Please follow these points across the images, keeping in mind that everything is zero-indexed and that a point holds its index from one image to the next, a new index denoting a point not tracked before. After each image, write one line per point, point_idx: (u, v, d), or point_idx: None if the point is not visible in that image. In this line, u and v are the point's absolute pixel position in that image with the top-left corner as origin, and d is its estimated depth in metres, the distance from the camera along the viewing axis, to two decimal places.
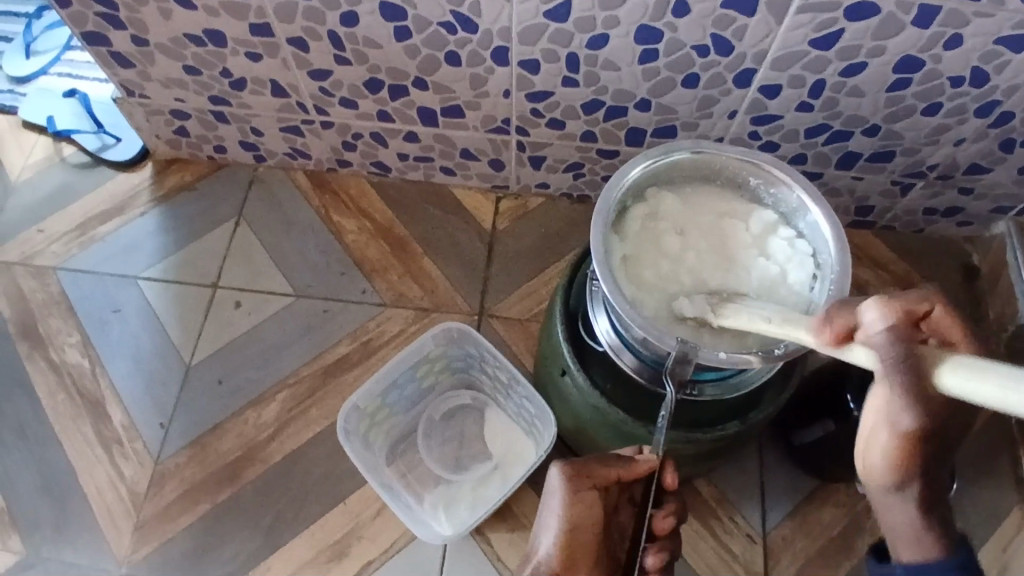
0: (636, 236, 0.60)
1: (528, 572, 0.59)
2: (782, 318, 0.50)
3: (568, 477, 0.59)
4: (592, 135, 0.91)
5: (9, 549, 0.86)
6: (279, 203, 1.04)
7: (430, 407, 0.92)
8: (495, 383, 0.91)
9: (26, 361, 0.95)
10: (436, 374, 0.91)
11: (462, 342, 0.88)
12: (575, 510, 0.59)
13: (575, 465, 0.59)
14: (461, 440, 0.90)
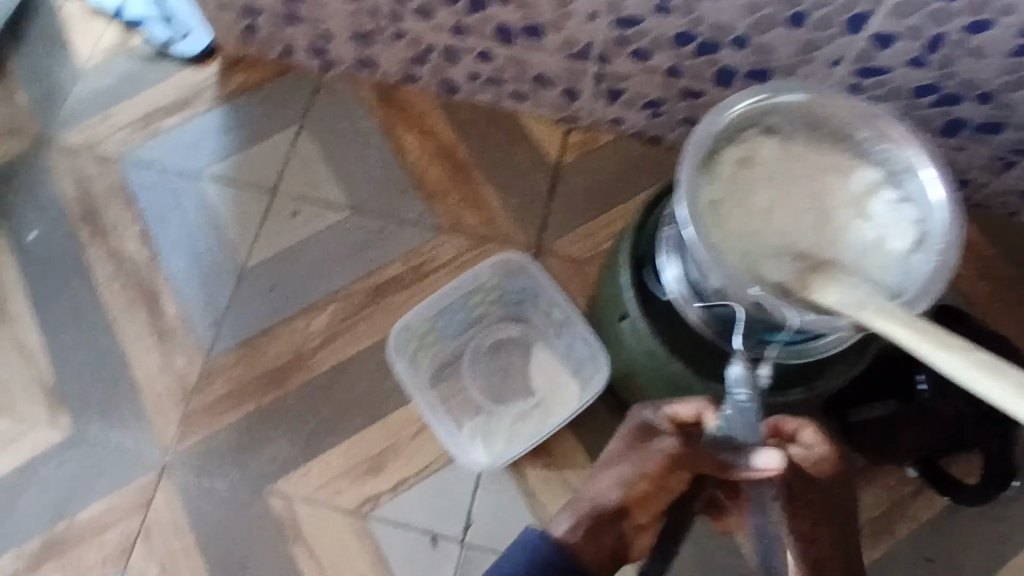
0: (727, 180, 0.56)
1: (596, 489, 0.60)
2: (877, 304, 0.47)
3: (680, 449, 0.56)
4: (678, 71, 0.85)
5: (62, 424, 0.89)
6: (343, 113, 1.01)
7: (478, 336, 0.91)
8: (547, 321, 0.91)
9: (87, 246, 0.96)
10: (489, 304, 0.91)
11: (520, 275, 0.89)
12: (669, 473, 0.58)
13: (689, 447, 0.56)
14: (506, 373, 0.90)
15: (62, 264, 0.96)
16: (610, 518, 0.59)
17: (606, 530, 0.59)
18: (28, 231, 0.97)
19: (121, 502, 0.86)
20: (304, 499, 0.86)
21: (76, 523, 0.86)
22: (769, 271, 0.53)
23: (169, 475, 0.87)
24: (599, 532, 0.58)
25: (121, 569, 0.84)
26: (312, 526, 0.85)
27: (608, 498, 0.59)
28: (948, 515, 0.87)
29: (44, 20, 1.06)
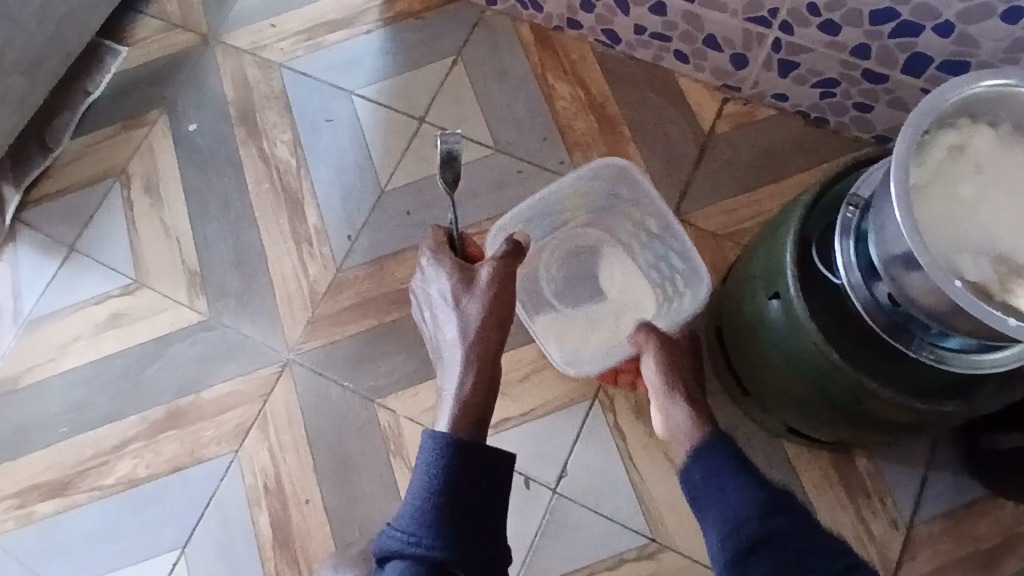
0: (935, 166, 0.55)
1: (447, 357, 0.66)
2: None
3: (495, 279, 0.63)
4: (865, 51, 0.80)
5: (197, 308, 0.95)
6: (499, 51, 1.01)
7: (563, 237, 0.88)
8: (637, 230, 0.86)
9: (241, 145, 1.01)
10: (574, 211, 0.86)
11: (618, 182, 0.83)
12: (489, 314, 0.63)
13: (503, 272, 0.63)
14: (579, 277, 0.88)
15: (216, 158, 1.00)
16: (487, 353, 0.63)
17: (486, 374, 0.63)
18: (189, 122, 1.02)
19: (243, 388, 0.91)
20: (410, 419, 0.89)
21: (198, 400, 0.92)
22: (969, 267, 0.52)
23: (290, 372, 0.92)
24: (485, 380, 0.63)
25: (234, 450, 0.90)
26: (414, 445, 0.89)
27: (465, 336, 0.63)
28: None
29: None
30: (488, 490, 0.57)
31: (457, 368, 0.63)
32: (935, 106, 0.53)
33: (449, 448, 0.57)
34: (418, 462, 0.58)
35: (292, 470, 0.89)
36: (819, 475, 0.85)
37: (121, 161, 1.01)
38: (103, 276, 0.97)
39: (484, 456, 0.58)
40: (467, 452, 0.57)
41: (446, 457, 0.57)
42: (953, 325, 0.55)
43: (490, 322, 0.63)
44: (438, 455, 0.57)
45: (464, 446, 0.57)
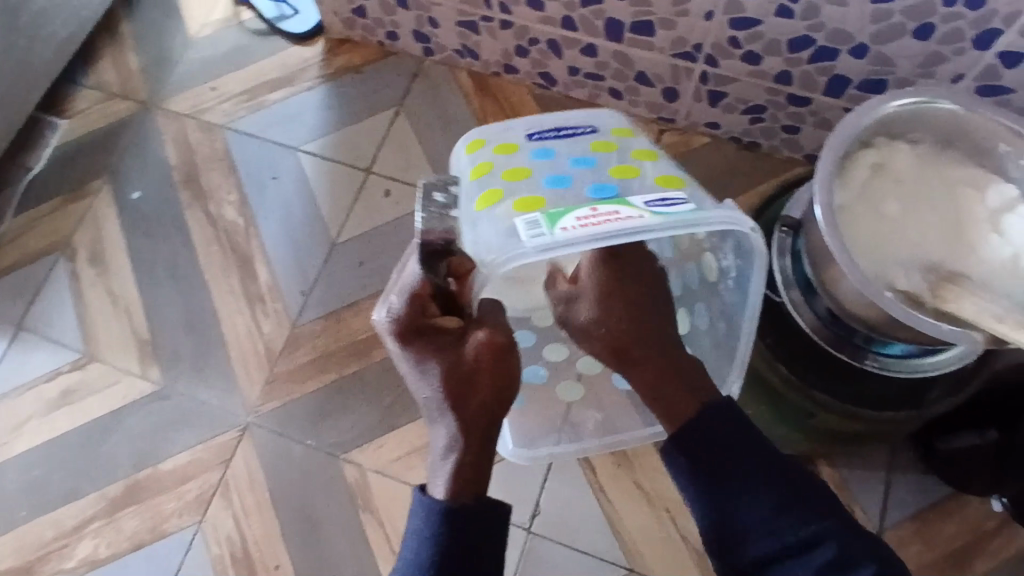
0: (860, 185, 0.59)
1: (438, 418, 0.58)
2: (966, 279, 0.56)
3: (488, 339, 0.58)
4: (788, 77, 0.84)
5: (150, 377, 0.93)
6: (440, 99, 1.03)
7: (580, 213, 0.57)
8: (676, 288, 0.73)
9: (187, 209, 1.00)
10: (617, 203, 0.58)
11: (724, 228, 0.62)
12: (489, 376, 0.58)
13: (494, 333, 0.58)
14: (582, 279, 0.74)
15: (163, 222, 0.99)
16: (479, 418, 0.58)
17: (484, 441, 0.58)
18: (133, 189, 1.01)
19: (203, 455, 0.89)
20: (378, 471, 0.88)
21: (158, 471, 0.89)
22: (901, 279, 0.56)
23: (250, 434, 0.90)
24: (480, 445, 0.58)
25: (197, 520, 0.87)
26: (383, 497, 0.87)
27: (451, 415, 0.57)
28: None
29: None
30: (483, 558, 0.55)
31: (446, 445, 0.57)
32: (855, 128, 0.57)
33: (437, 516, 0.55)
34: (409, 524, 0.56)
35: (259, 536, 0.86)
36: None
37: (65, 233, 0.99)
38: (51, 351, 0.94)
39: (474, 521, 0.55)
40: (455, 523, 0.54)
41: (436, 525, 0.54)
42: (889, 335, 0.58)
43: (489, 392, 0.58)
44: (425, 526, 0.55)
45: (450, 517, 0.54)
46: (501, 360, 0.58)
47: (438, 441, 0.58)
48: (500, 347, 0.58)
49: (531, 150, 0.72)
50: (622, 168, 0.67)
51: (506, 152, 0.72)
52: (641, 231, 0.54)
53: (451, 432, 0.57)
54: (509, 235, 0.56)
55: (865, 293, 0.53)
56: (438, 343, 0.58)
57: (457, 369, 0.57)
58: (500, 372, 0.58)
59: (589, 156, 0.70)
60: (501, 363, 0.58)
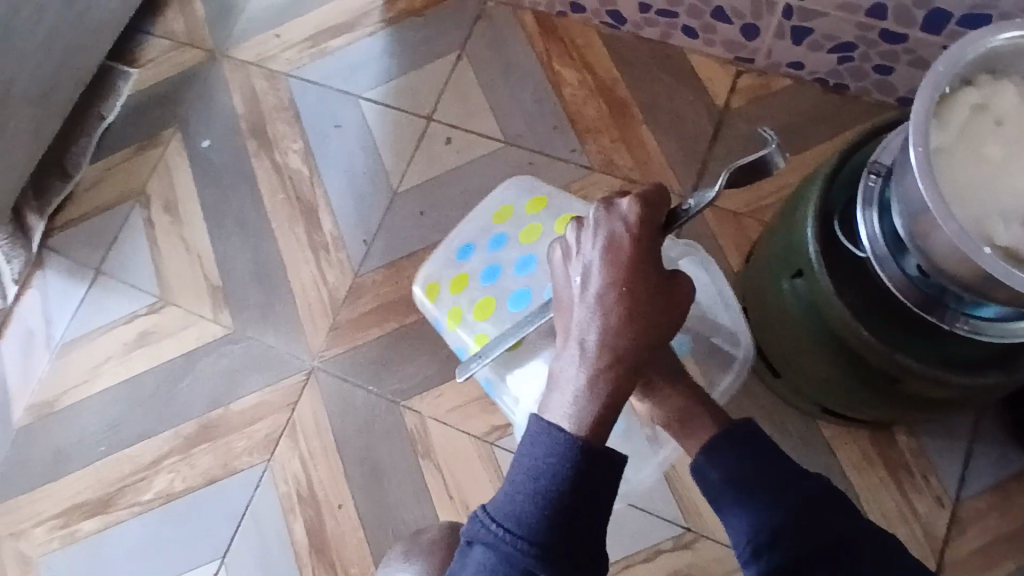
0: (959, 127, 0.53)
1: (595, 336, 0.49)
2: None
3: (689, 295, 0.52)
4: (881, 11, 0.76)
5: (220, 322, 0.96)
6: (503, 43, 0.99)
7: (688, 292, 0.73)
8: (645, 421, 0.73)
9: (254, 157, 1.01)
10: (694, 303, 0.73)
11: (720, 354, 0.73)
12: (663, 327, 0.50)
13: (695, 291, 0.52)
14: None
15: (230, 171, 1.01)
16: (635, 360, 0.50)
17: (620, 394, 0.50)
18: (202, 138, 1.03)
19: (271, 398, 0.92)
20: (436, 419, 0.89)
21: (229, 412, 0.93)
22: (1000, 231, 0.50)
23: (315, 379, 0.92)
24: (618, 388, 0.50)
25: (266, 459, 0.91)
26: (441, 445, 0.88)
27: (619, 320, 0.49)
28: None
29: None
30: (599, 507, 0.49)
31: (597, 354, 0.49)
32: (957, 61, 0.51)
33: (564, 448, 0.48)
34: (520, 450, 0.50)
35: (323, 476, 0.89)
36: (858, 455, 0.81)
37: (140, 182, 1.02)
38: (130, 296, 0.98)
39: (604, 466, 0.49)
40: (583, 465, 0.48)
41: (559, 455, 0.48)
42: (982, 295, 0.52)
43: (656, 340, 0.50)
44: (548, 455, 0.49)
45: (578, 452, 0.48)
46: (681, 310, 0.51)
47: (582, 342, 0.50)
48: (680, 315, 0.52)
49: (492, 234, 0.80)
50: (529, 230, 0.78)
51: (507, 216, 0.81)
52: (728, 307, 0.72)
53: (612, 346, 0.49)
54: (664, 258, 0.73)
55: (960, 248, 0.49)
56: (647, 246, 0.51)
57: (655, 284, 0.50)
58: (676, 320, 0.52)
59: (499, 234, 0.80)
60: (679, 316, 0.51)
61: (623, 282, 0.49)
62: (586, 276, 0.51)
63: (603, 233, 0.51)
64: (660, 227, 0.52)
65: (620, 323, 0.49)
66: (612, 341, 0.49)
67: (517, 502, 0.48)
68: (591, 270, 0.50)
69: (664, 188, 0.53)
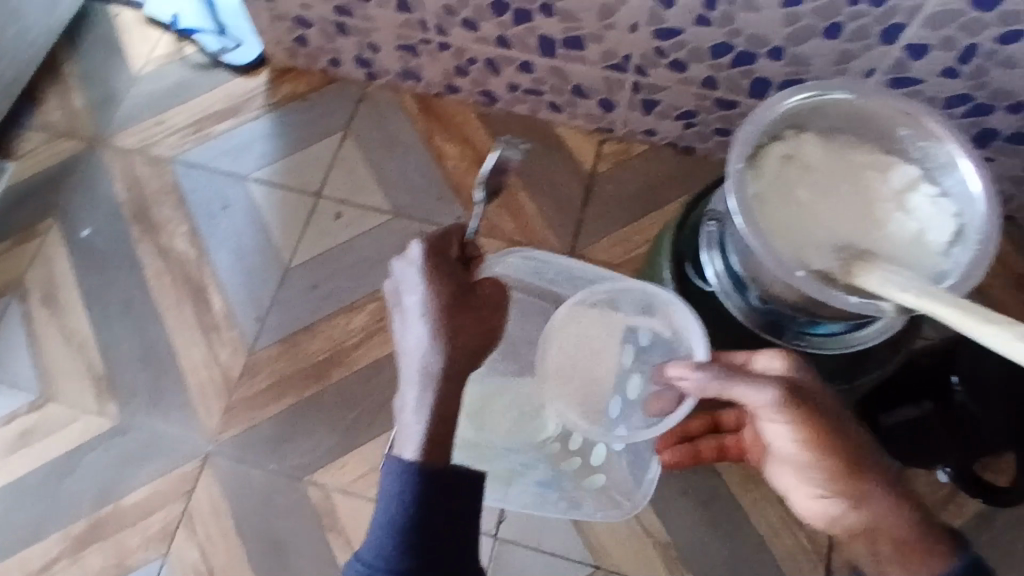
0: (772, 174, 0.63)
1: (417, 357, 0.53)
2: (927, 294, 0.51)
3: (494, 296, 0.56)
4: (713, 83, 0.88)
5: (106, 414, 0.92)
6: (386, 122, 1.05)
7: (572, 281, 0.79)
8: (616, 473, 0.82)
9: (137, 243, 1.00)
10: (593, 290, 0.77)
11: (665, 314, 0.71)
12: (477, 330, 0.55)
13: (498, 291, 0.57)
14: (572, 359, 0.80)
15: (113, 258, 0.99)
16: (459, 368, 0.53)
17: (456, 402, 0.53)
18: (82, 226, 1.01)
19: (164, 488, 0.88)
20: (342, 490, 0.88)
21: (120, 507, 0.88)
22: (814, 258, 0.59)
23: (211, 464, 0.89)
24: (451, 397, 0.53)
25: (162, 553, 0.86)
26: (349, 516, 0.88)
27: (433, 338, 0.53)
28: (985, 520, 0.86)
29: (100, 29, 1.11)
30: (458, 529, 0.53)
31: (422, 374, 0.53)
32: (762, 121, 0.61)
33: (409, 480, 0.51)
34: (379, 487, 0.53)
35: (226, 563, 0.86)
36: (743, 476, 0.88)
37: (16, 273, 0.98)
38: (5, 395, 0.92)
39: (466, 486, 0.53)
40: (434, 494, 0.51)
41: (409, 489, 0.51)
42: (814, 313, 0.61)
43: (472, 344, 0.54)
44: (402, 490, 0.51)
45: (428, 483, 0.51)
46: (492, 317, 0.56)
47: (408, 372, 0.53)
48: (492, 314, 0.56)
49: None
50: None
51: None
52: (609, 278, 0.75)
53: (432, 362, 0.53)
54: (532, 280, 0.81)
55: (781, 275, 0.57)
56: (444, 273, 0.55)
57: (458, 300, 0.54)
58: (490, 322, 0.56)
59: None
60: (493, 324, 0.56)
61: (428, 305, 0.53)
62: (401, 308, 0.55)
63: (402, 272, 0.55)
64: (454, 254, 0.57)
65: (433, 339, 0.53)
66: (431, 360, 0.53)
67: (380, 535, 0.52)
68: (403, 301, 0.55)
69: (449, 227, 0.59)
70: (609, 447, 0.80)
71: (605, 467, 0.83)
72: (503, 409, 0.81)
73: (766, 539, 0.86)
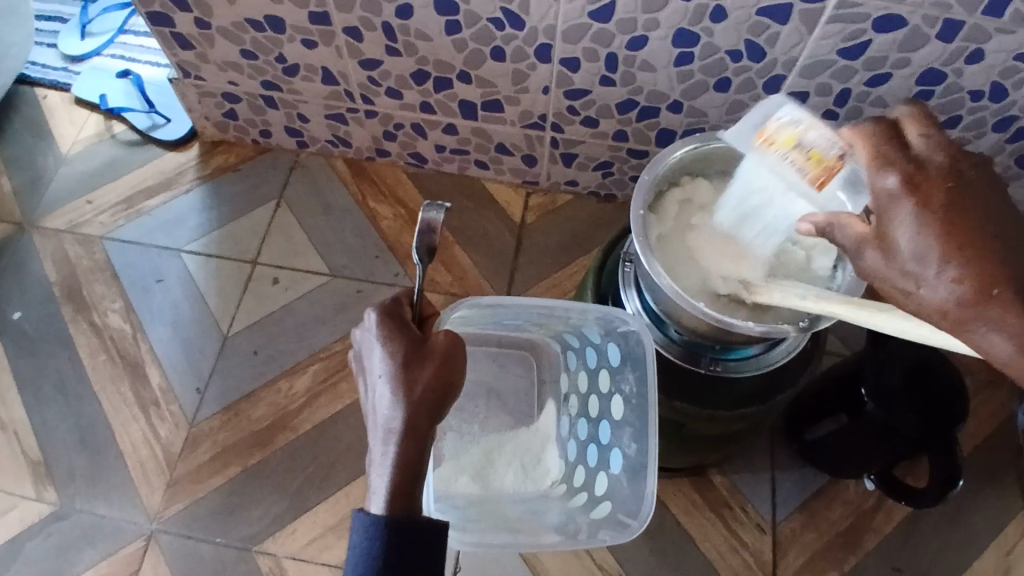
0: (673, 218, 0.69)
1: (381, 414, 0.54)
2: (816, 294, 0.57)
3: (450, 344, 0.57)
4: (623, 135, 0.95)
5: (45, 500, 0.89)
6: (319, 187, 1.08)
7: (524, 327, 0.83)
8: (627, 490, 0.74)
9: (70, 322, 0.99)
10: (552, 328, 0.81)
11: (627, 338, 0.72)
12: (434, 379, 0.55)
13: (455, 338, 0.57)
14: (564, 394, 0.86)
15: (46, 340, 0.98)
16: (421, 420, 0.53)
17: (422, 453, 0.53)
18: (13, 310, 0.99)
19: (106, 574, 0.86)
20: (294, 556, 0.88)
21: None
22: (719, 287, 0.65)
23: (155, 542, 0.87)
24: (417, 448, 0.53)
25: None
26: None
27: (390, 393, 0.54)
28: (913, 523, 0.91)
29: (26, 112, 1.11)
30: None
31: (385, 431, 0.53)
32: (653, 173, 0.67)
33: (377, 529, 0.50)
34: (350, 544, 0.51)
35: None
36: (686, 502, 0.92)
37: None
38: None
39: (428, 535, 0.51)
40: (405, 541, 0.50)
41: (377, 539, 0.49)
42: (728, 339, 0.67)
43: (432, 393, 0.54)
44: (371, 540, 0.50)
45: (396, 529, 0.50)
46: (451, 360, 0.56)
47: (375, 431, 0.54)
48: (451, 362, 0.56)
49: None
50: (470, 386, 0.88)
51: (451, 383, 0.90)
52: (552, 319, 0.77)
53: (392, 416, 0.53)
54: (499, 335, 0.86)
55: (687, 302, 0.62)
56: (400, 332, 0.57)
57: (411, 351, 0.55)
58: (449, 369, 0.56)
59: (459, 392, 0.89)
60: (451, 364, 0.56)
61: (383, 364, 0.55)
62: (366, 372, 0.57)
63: (364, 339, 0.57)
64: (409, 317, 0.59)
65: (390, 395, 0.53)
66: (391, 415, 0.53)
67: None
68: (366, 365, 0.57)
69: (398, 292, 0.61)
70: (612, 468, 0.77)
71: (613, 492, 0.76)
72: (503, 465, 0.83)
73: (713, 561, 0.89)
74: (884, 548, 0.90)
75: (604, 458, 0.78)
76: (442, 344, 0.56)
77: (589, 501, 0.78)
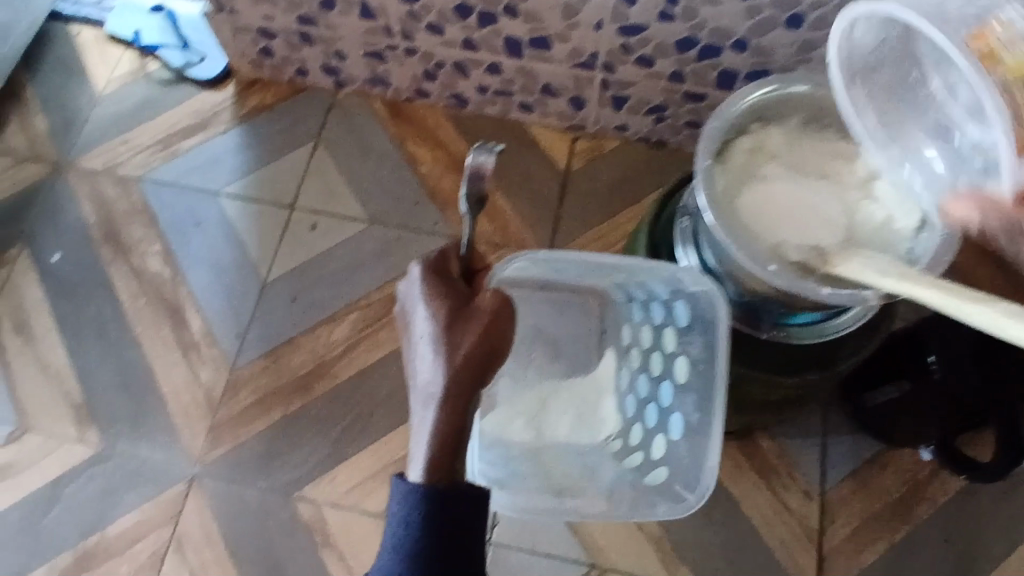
0: (740, 170, 0.64)
1: (422, 375, 0.52)
2: (899, 273, 0.51)
3: (497, 305, 0.54)
4: (680, 76, 0.88)
5: (90, 440, 0.91)
6: (357, 128, 1.04)
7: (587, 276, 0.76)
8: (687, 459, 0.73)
9: (110, 265, 0.98)
10: (618, 280, 0.74)
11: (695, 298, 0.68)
12: (479, 343, 0.52)
13: (502, 300, 0.54)
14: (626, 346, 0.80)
15: (87, 283, 0.98)
16: (464, 384, 0.51)
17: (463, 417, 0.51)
18: (53, 252, 0.99)
19: (150, 514, 0.88)
20: (332, 504, 0.88)
21: (106, 534, 0.87)
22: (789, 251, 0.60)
23: (198, 485, 0.89)
24: (459, 413, 0.51)
25: None
26: (341, 530, 0.87)
27: (433, 354, 0.51)
28: (971, 494, 0.87)
29: (61, 48, 1.09)
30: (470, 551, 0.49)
31: (425, 393, 0.51)
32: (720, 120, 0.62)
33: (417, 498, 0.48)
34: (388, 510, 0.49)
35: None
36: (731, 464, 0.89)
37: None
38: None
39: (468, 505, 0.49)
40: (445, 511, 0.48)
41: (415, 507, 0.48)
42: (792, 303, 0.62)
43: (476, 357, 0.51)
44: (410, 508, 0.48)
45: (435, 499, 0.48)
46: (498, 324, 0.53)
47: (416, 392, 0.52)
48: (497, 325, 0.53)
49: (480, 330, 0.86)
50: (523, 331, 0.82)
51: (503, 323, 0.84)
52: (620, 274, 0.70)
53: (434, 379, 0.51)
54: (557, 282, 0.79)
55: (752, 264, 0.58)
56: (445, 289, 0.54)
57: (457, 311, 0.52)
58: (494, 333, 0.53)
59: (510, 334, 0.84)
60: (497, 328, 0.53)
61: (427, 323, 0.52)
62: (406, 328, 0.54)
63: (407, 294, 0.54)
64: (454, 272, 0.56)
65: (433, 356, 0.51)
66: (433, 376, 0.51)
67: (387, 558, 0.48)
68: (407, 321, 0.54)
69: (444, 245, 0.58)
70: (670, 435, 0.75)
71: (671, 457, 0.76)
72: (559, 412, 0.80)
73: (757, 524, 0.87)
74: (938, 518, 0.86)
75: (663, 420, 0.76)
76: (489, 305, 0.53)
77: (645, 462, 0.77)
